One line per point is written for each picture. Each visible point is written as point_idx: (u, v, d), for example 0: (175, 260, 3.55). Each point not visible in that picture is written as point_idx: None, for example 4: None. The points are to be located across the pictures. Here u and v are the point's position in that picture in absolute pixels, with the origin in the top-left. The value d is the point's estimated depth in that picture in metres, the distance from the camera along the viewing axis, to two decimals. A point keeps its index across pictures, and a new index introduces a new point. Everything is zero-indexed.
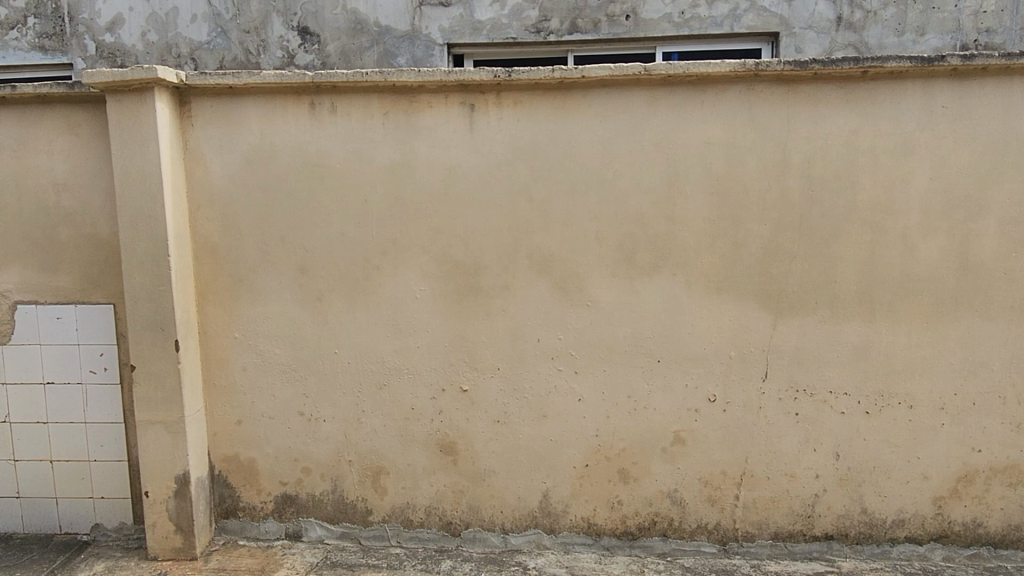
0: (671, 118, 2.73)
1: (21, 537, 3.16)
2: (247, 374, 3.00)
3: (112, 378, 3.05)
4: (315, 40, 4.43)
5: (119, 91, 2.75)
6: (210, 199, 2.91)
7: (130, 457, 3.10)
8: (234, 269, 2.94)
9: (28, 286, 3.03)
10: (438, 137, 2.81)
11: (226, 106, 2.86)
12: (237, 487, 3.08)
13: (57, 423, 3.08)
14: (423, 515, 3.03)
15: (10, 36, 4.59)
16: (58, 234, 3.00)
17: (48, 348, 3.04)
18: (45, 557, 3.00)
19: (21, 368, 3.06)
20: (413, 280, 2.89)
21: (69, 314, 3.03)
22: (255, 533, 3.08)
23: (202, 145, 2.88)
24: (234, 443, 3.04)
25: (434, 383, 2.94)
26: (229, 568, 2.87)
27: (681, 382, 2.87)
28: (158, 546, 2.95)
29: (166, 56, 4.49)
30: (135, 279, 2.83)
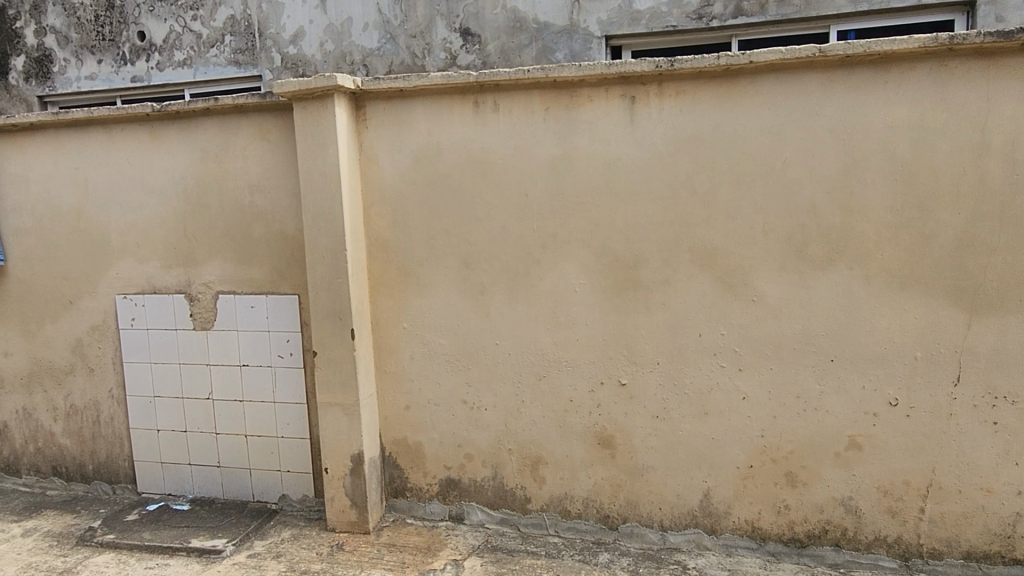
0: (850, 101, 2.56)
1: (222, 502, 3.53)
2: (414, 362, 3.16)
3: (297, 362, 3.33)
4: (476, 41, 4.56)
5: (304, 99, 3.00)
6: (382, 197, 3.09)
7: (312, 435, 3.38)
8: (404, 262, 3.10)
9: (229, 278, 3.38)
10: (598, 131, 2.81)
11: (396, 108, 3.02)
12: (405, 468, 3.25)
13: (251, 401, 3.42)
14: (581, 506, 3.05)
15: (211, 54, 5.07)
16: (252, 230, 3.32)
17: (244, 334, 3.38)
18: (241, 521, 3.34)
19: (222, 351, 3.42)
20: (573, 273, 2.91)
21: (261, 303, 3.34)
22: (421, 512, 3.25)
23: (376, 146, 3.07)
24: (403, 427, 3.22)
25: (593, 376, 2.95)
26: (399, 545, 3.06)
27: (858, 383, 2.69)
28: (336, 518, 3.20)
29: (341, 64, 4.81)
30: (317, 272, 3.07)
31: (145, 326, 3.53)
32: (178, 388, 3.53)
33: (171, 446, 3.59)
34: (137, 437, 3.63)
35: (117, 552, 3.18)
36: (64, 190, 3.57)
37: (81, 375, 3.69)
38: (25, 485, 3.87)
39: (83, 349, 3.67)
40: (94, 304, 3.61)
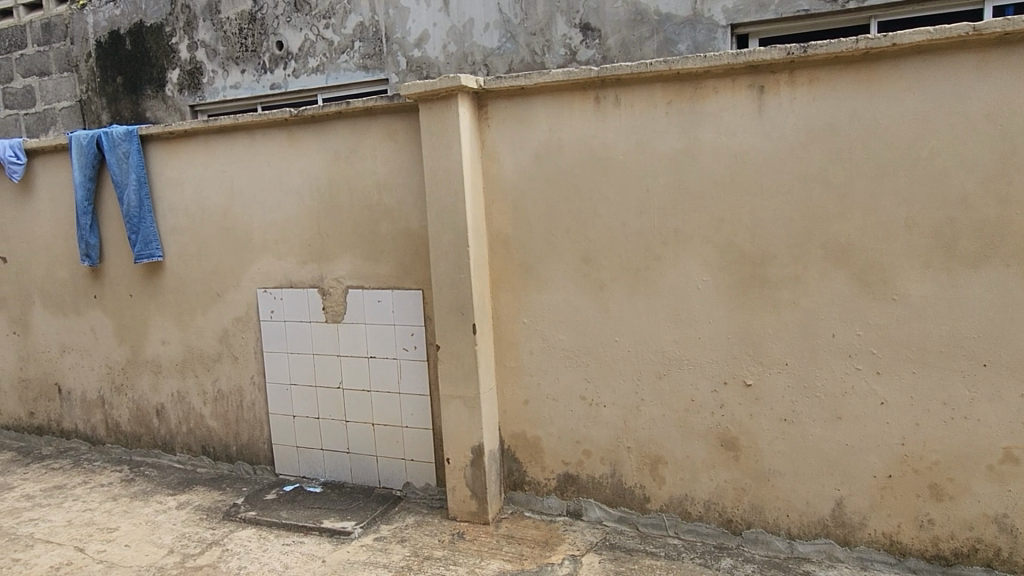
0: (1008, 83, 2.35)
1: (351, 486, 3.71)
2: (534, 357, 3.19)
3: (421, 355, 3.45)
4: (596, 36, 4.54)
5: (429, 100, 3.09)
6: (503, 194, 3.14)
7: (434, 426, 3.48)
8: (524, 258, 3.14)
9: (358, 273, 3.54)
10: (724, 123, 2.72)
11: (517, 106, 3.06)
12: (524, 462, 3.29)
13: (378, 391, 3.57)
14: (702, 509, 2.97)
15: (341, 60, 5.32)
16: (379, 227, 3.46)
17: (372, 326, 3.54)
18: (368, 505, 3.50)
19: (352, 343, 3.60)
20: (696, 270, 2.84)
21: (388, 297, 3.48)
22: (540, 506, 3.28)
23: (497, 144, 3.12)
24: (522, 421, 3.26)
25: (716, 376, 2.86)
26: (517, 537, 3.10)
27: (1015, 391, 2.46)
28: (457, 508, 3.29)
29: (463, 65, 4.92)
30: (440, 267, 3.16)
31: (282, 318, 3.77)
32: (312, 377, 3.74)
33: (305, 432, 3.81)
34: (276, 422, 3.88)
35: (258, 528, 3.42)
36: (212, 191, 3.86)
37: (226, 363, 3.98)
38: (179, 462, 4.23)
39: (228, 339, 3.97)
40: (238, 297, 3.89)
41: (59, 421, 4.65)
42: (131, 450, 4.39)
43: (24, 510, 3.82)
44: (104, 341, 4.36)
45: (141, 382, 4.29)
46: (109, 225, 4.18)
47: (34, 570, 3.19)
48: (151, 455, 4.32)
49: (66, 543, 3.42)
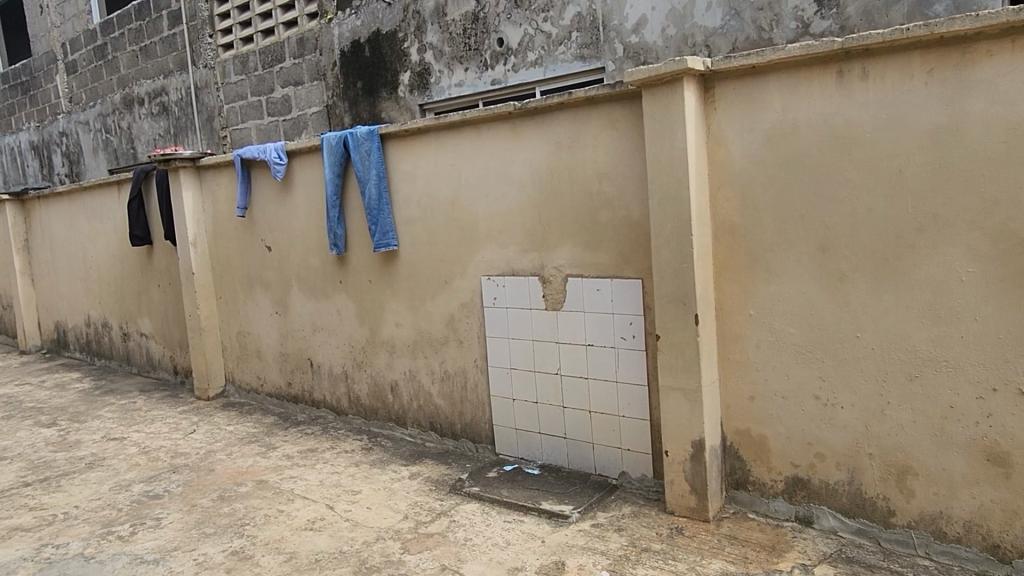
0: None
1: (567, 471, 3.78)
2: (761, 352, 3.02)
3: (639, 345, 3.41)
4: (833, 5, 4.18)
5: (653, 85, 3.02)
6: (730, 180, 3.00)
7: (652, 417, 3.43)
8: (753, 247, 2.98)
9: (577, 262, 3.59)
10: (999, 91, 2.38)
11: (748, 86, 2.90)
12: (748, 461, 3.14)
13: (596, 379, 3.59)
14: (961, 530, 2.64)
15: (559, 51, 5.38)
16: (600, 216, 3.47)
17: (590, 315, 3.57)
18: (585, 491, 3.54)
19: (570, 331, 3.65)
20: (959, 260, 2.51)
21: (607, 286, 3.48)
22: (765, 509, 3.11)
23: (725, 128, 2.98)
24: (747, 418, 3.11)
25: (982, 381, 2.52)
26: (741, 538, 2.97)
27: None
28: (676, 502, 3.22)
29: (683, 47, 4.78)
30: (662, 256, 3.10)
31: (504, 306, 3.92)
32: (531, 362, 3.86)
33: (524, 415, 3.94)
34: (497, 404, 4.06)
35: (481, 503, 3.60)
36: (441, 184, 4.11)
37: (452, 346, 4.24)
38: (410, 435, 4.59)
39: (455, 323, 4.21)
40: (463, 284, 4.12)
41: (311, 392, 5.24)
42: (370, 422, 4.83)
43: (286, 468, 4.36)
44: (348, 321, 4.84)
45: (378, 360, 4.70)
46: (353, 218, 4.62)
47: (295, 521, 3.63)
48: (386, 427, 4.72)
49: (319, 500, 3.85)
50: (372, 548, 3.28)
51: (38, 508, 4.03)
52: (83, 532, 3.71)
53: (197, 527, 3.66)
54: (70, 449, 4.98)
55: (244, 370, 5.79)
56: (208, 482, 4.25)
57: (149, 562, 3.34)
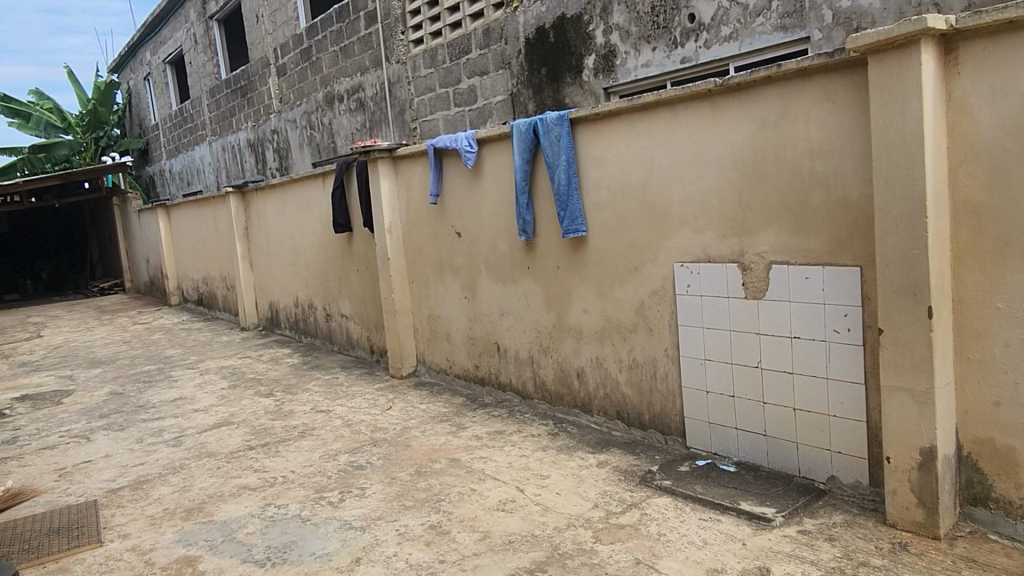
0: None
1: (767, 471, 3.55)
2: (1010, 351, 2.63)
3: (856, 339, 3.11)
4: None
5: (880, 50, 2.71)
6: (975, 153, 2.64)
7: (870, 419, 3.12)
8: (1002, 231, 2.59)
9: (783, 248, 3.33)
10: None
11: (1001, 45, 2.52)
12: (990, 474, 2.76)
13: (802, 374, 3.33)
14: None
15: (757, 23, 5.03)
16: (811, 198, 3.19)
17: (797, 305, 3.30)
18: (789, 494, 3.30)
19: (774, 321, 3.41)
20: None
21: (817, 275, 3.21)
22: (1011, 531, 2.72)
23: (970, 94, 2.62)
24: (989, 426, 2.73)
25: None
26: (982, 562, 2.62)
27: None
28: (899, 514, 2.90)
29: (905, 8, 4.28)
30: (889, 242, 2.79)
31: (698, 293, 3.75)
32: (728, 354, 3.65)
33: (718, 409, 3.75)
34: (689, 396, 3.89)
35: (674, 498, 3.48)
36: (633, 168, 4.00)
37: (642, 334, 4.12)
38: (595, 423, 4.54)
39: (645, 311, 4.09)
40: (655, 270, 3.98)
41: (498, 375, 5.36)
42: (555, 407, 4.85)
43: (476, 448, 4.48)
44: (534, 307, 4.88)
45: (565, 346, 4.69)
46: (542, 204, 4.64)
47: (487, 501, 3.71)
48: (572, 413, 4.71)
49: (509, 482, 3.91)
50: (563, 534, 3.28)
51: (261, 470, 4.46)
52: (299, 495, 4.05)
53: (398, 500, 3.86)
54: (285, 418, 5.48)
55: (434, 351, 6.05)
56: (405, 457, 4.48)
57: (357, 529, 3.57)
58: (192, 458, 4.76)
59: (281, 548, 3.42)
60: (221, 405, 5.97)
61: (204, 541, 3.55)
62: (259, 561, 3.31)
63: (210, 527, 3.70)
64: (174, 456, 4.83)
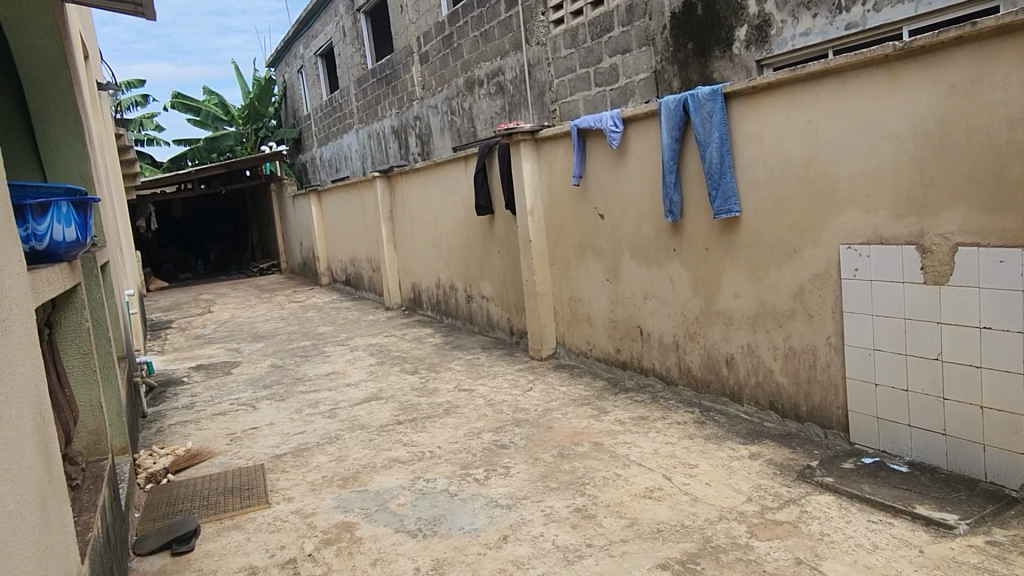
0: None
1: (946, 473, 3.23)
2: None
3: None
4: None
5: None
6: None
7: None
8: None
9: (972, 228, 3.00)
10: None
11: None
12: None
13: (992, 369, 2.99)
14: None
15: None
16: (1010, 172, 2.84)
17: (989, 292, 2.96)
18: (974, 500, 2.99)
19: (959, 309, 3.08)
20: None
21: (1015, 258, 2.86)
22: None
23: None
24: None
25: None
26: None
27: None
28: None
29: None
30: None
31: (868, 278, 3.46)
32: (902, 344, 3.35)
33: (889, 403, 3.46)
34: (854, 388, 3.62)
35: (838, 497, 3.25)
36: (794, 143, 3.75)
37: (801, 321, 3.87)
38: (746, 413, 4.34)
39: (804, 296, 3.84)
40: (818, 253, 3.72)
41: (640, 359, 5.24)
42: (701, 395, 4.68)
43: (619, 433, 4.42)
44: (681, 291, 4.72)
45: (713, 332, 4.51)
46: (691, 184, 4.46)
47: (634, 488, 3.64)
48: (720, 402, 4.53)
49: (656, 469, 3.81)
50: (716, 527, 3.15)
51: (410, 444, 4.62)
52: (446, 470, 4.15)
53: (543, 481, 3.87)
54: (431, 396, 5.65)
55: (575, 334, 6.02)
56: (548, 438, 4.49)
57: (503, 507, 3.61)
58: (346, 429, 5.02)
59: (431, 521, 3.52)
60: (371, 381, 6.25)
61: (360, 509, 3.72)
62: (411, 531, 3.43)
63: (365, 496, 3.88)
64: (330, 427, 5.11)
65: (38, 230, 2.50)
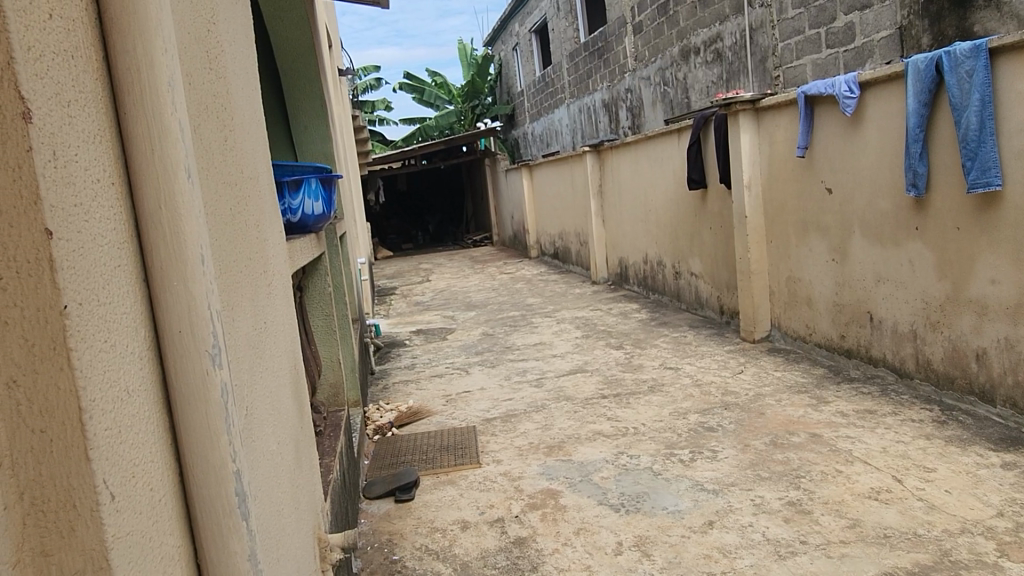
0: None
1: None
2: None
3: None
4: None
5: None
6: None
7: None
8: None
9: None
10: None
11: None
12: None
13: None
14: None
15: None
16: None
17: None
18: None
19: None
20: None
21: None
22: None
23: None
24: None
25: None
26: None
27: None
28: None
29: None
30: None
31: None
32: None
33: None
34: None
35: None
36: None
37: None
38: (999, 416, 3.81)
39: None
40: None
41: (869, 348, 4.80)
42: (943, 392, 4.18)
43: (841, 425, 4.09)
44: (923, 274, 4.22)
45: (961, 322, 3.99)
46: (942, 153, 3.94)
47: (856, 486, 3.36)
48: (966, 401, 4.02)
49: (883, 469, 3.48)
50: (956, 540, 2.81)
51: (614, 419, 4.64)
52: (651, 448, 4.11)
53: (753, 469, 3.70)
54: (636, 372, 5.62)
55: (793, 316, 5.65)
56: (759, 424, 4.27)
57: (709, 492, 3.50)
58: (552, 399, 5.16)
59: (634, 498, 3.52)
60: (577, 353, 6.35)
61: (565, 477, 3.82)
62: (614, 506, 3.45)
63: (570, 466, 3.96)
64: (537, 395, 5.28)
65: (293, 204, 2.80)
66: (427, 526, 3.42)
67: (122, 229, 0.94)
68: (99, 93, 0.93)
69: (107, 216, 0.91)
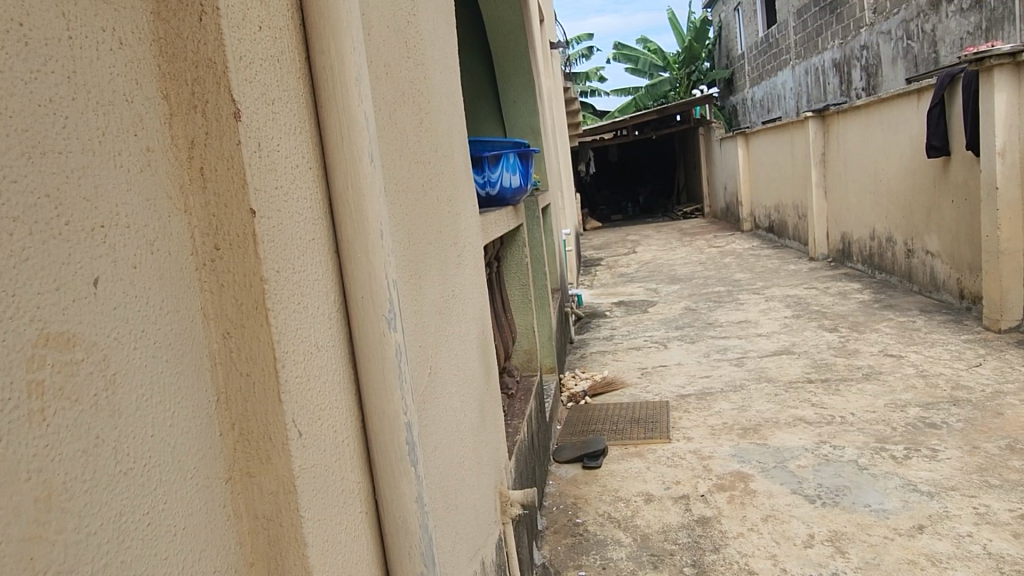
0: None
1: None
2: None
3: None
4: None
5: None
6: None
7: None
8: None
9: None
10: None
11: None
12: None
13: None
14: None
15: None
16: None
17: None
18: None
19: None
20: None
21: None
22: None
23: None
24: None
25: None
26: None
27: None
28: None
29: None
30: None
31: None
32: None
33: None
34: None
35: None
36: None
37: None
38: None
39: None
40: None
41: None
42: None
43: None
44: None
45: None
46: None
47: None
48: None
49: None
50: None
51: (820, 405, 4.35)
52: (858, 440, 3.82)
53: (979, 474, 3.30)
54: (850, 357, 5.21)
55: None
56: (995, 425, 3.78)
57: (923, 494, 3.19)
58: (751, 379, 4.95)
59: (834, 491, 3.30)
60: (784, 333, 6.02)
61: (758, 462, 3.67)
62: (810, 497, 3.26)
63: (765, 451, 3.80)
64: (736, 375, 5.10)
65: (492, 177, 2.96)
66: (611, 495, 3.49)
67: (316, 208, 1.10)
68: (299, 91, 1.09)
69: (303, 195, 1.07)
